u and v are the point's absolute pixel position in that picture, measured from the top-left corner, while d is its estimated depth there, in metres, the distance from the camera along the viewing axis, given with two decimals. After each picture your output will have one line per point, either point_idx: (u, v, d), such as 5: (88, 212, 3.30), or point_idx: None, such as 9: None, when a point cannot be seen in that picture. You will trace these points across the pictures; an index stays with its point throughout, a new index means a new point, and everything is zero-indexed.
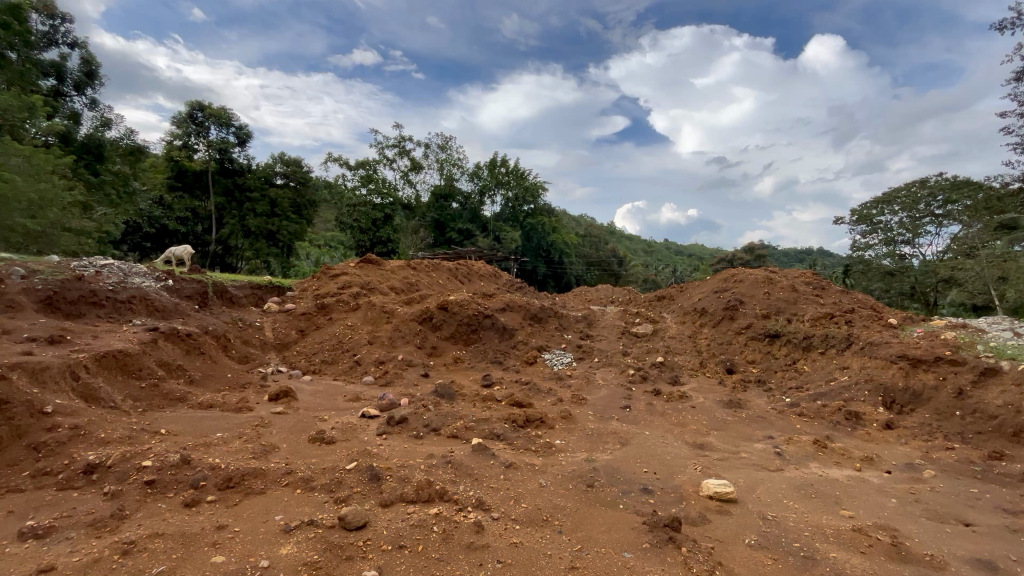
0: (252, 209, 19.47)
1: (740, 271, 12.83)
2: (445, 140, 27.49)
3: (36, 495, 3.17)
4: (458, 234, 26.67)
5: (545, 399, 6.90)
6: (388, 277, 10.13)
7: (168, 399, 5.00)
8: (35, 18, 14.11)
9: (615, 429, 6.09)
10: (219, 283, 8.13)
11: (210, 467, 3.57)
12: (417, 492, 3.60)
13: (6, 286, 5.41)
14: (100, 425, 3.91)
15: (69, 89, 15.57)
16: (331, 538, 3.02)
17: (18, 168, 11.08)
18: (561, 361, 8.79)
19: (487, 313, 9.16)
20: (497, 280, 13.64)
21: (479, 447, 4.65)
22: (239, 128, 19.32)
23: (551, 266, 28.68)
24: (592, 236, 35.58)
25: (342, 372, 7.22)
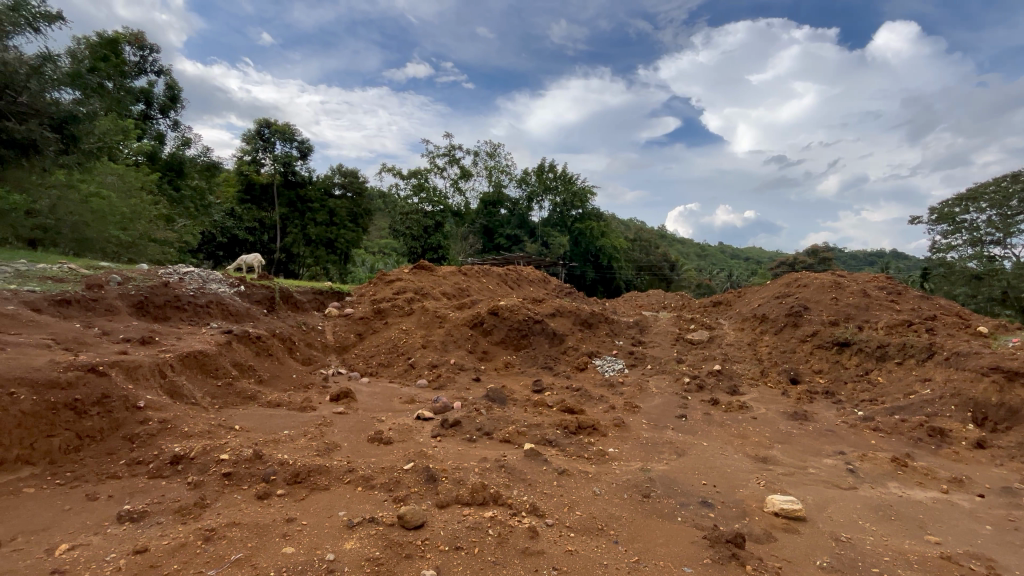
0: (313, 219, 20.64)
1: (804, 275, 12.13)
2: (493, 147, 27.87)
3: (131, 481, 3.49)
4: (506, 240, 26.96)
5: (596, 407, 6.80)
6: (440, 283, 10.37)
7: (241, 398, 5.36)
8: (128, 50, 15.67)
9: (671, 439, 5.90)
10: (285, 289, 8.65)
11: (280, 462, 3.78)
12: (472, 495, 3.65)
13: (105, 292, 5.98)
14: (184, 420, 4.24)
15: (156, 113, 17.18)
16: (391, 536, 3.11)
17: (113, 185, 12.33)
18: (613, 368, 8.63)
19: (537, 318, 9.14)
20: (547, 285, 13.63)
21: (531, 453, 4.64)
22: (301, 142, 20.51)
23: (600, 271, 28.31)
24: (642, 240, 34.81)
25: (397, 374, 7.45)
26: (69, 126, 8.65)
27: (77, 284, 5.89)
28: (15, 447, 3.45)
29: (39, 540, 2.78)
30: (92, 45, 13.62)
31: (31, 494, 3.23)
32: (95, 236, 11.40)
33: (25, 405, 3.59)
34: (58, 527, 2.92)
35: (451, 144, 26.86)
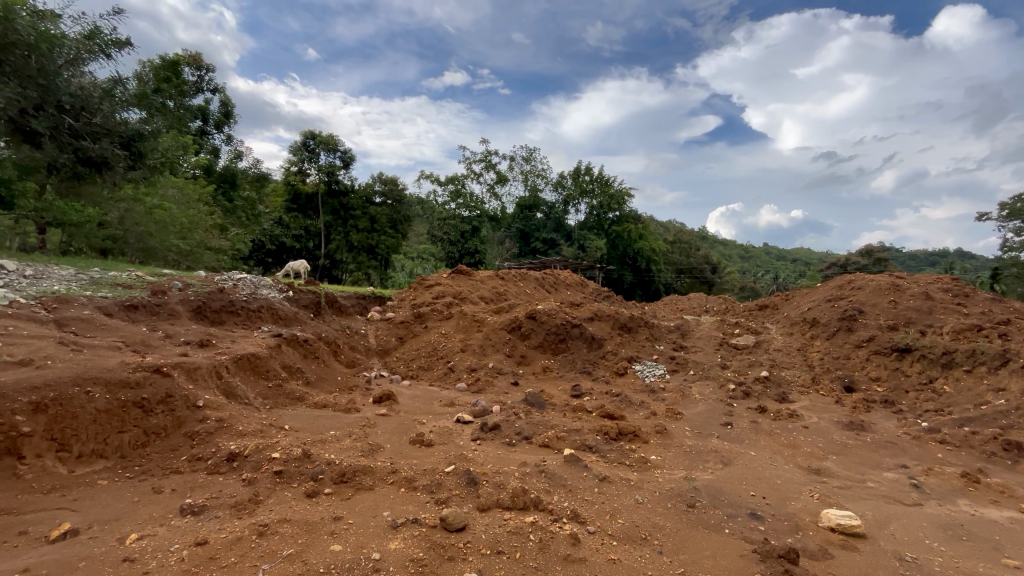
0: (355, 226, 21.32)
1: (859, 276, 11.48)
2: (529, 151, 27.92)
3: (192, 476, 3.70)
4: (543, 244, 26.93)
5: (637, 413, 6.66)
6: (478, 288, 10.47)
7: (290, 398, 5.58)
8: (187, 70, 16.73)
9: (716, 447, 5.70)
10: (330, 294, 8.98)
11: (327, 462, 3.91)
12: (513, 499, 3.65)
13: (168, 298, 6.37)
14: (239, 419, 4.45)
15: (211, 129, 18.22)
16: (434, 538, 3.15)
17: (174, 197, 13.15)
18: (654, 373, 8.43)
19: (575, 322, 9.06)
20: (585, 289, 13.51)
21: (572, 458, 4.59)
22: (344, 152, 21.26)
23: (638, 275, 27.81)
24: (682, 242, 33.90)
25: (437, 378, 7.57)
26: (136, 144, 9.26)
27: (144, 291, 6.32)
28: (90, 442, 3.72)
29: (112, 530, 2.98)
30: (155, 68, 14.61)
31: (105, 486, 3.48)
32: (158, 245, 12.21)
33: (99, 403, 3.86)
34: (128, 518, 3.13)
35: (488, 150, 27.11)
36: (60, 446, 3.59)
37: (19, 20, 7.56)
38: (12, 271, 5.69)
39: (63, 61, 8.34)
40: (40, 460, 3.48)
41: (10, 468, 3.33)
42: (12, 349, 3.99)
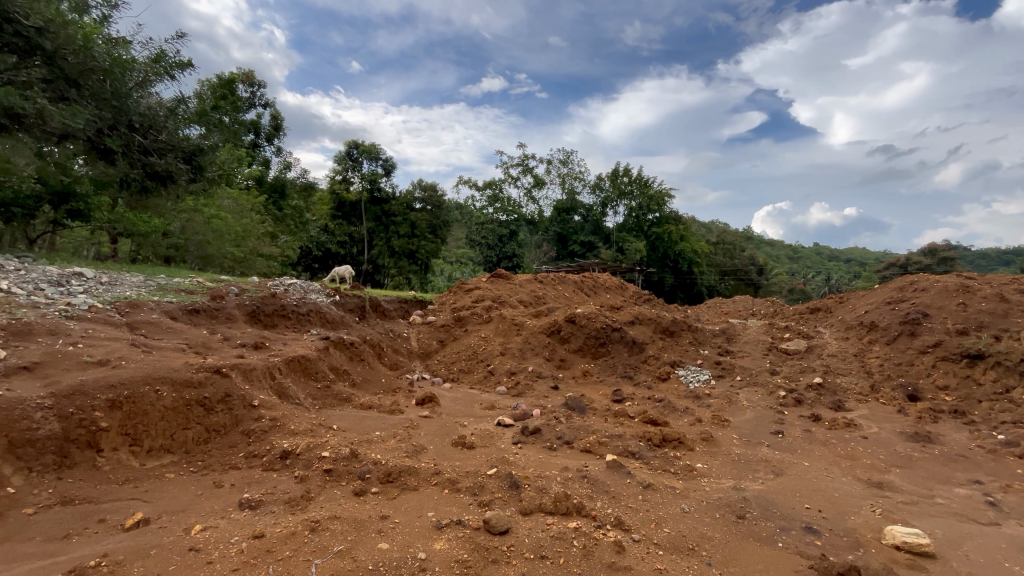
0: (396, 232, 21.92)
1: (922, 277, 10.75)
2: (566, 154, 27.83)
3: (249, 472, 3.90)
4: (581, 247, 26.71)
5: (681, 419, 6.48)
6: (517, 291, 10.51)
7: (337, 399, 5.78)
8: (242, 87, 17.73)
9: (767, 457, 5.47)
10: (374, 298, 9.26)
11: (373, 462, 4.01)
12: (555, 504, 3.64)
13: (226, 302, 6.74)
14: (291, 419, 4.64)
15: (263, 141, 19.19)
16: (478, 540, 3.18)
17: (230, 208, 13.93)
18: (698, 379, 8.18)
19: (616, 326, 8.92)
20: (624, 292, 13.31)
21: (615, 464, 4.52)
22: (386, 160, 21.91)
23: (679, 277, 27.11)
24: (726, 243, 32.74)
25: (477, 381, 7.64)
26: (197, 158, 9.87)
27: (204, 296, 6.70)
28: (159, 437, 3.98)
29: (179, 520, 3.18)
30: (213, 86, 15.53)
31: (172, 479, 3.72)
32: (215, 253, 12.97)
33: (166, 401, 4.11)
34: (192, 510, 3.33)
35: (525, 153, 27.22)
36: (133, 440, 3.85)
37: (97, 48, 8.20)
38: (90, 278, 6.17)
39: (135, 83, 8.97)
40: (117, 453, 3.75)
41: (90, 459, 3.61)
42: (92, 349, 4.33)
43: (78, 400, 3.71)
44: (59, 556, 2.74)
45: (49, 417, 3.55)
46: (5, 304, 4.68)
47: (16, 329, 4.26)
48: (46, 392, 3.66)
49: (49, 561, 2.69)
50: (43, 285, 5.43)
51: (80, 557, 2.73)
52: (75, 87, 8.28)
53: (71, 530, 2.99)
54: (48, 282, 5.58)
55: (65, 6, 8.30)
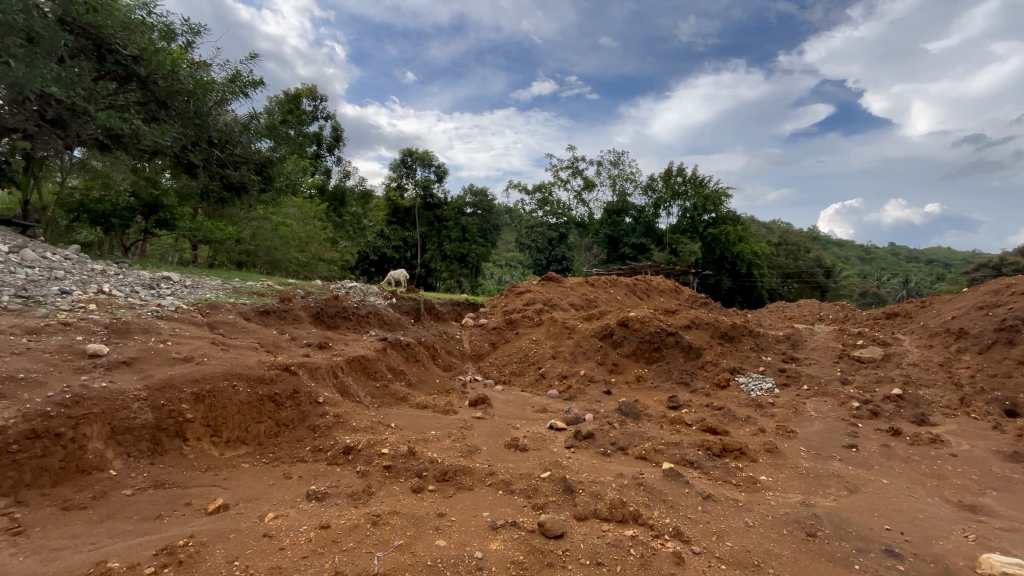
0: (448, 236, 22.46)
1: (1021, 279, 9.68)
2: (617, 156, 27.39)
3: (315, 465, 4.12)
4: (632, 249, 26.13)
5: (742, 428, 6.18)
6: (568, 294, 10.46)
7: (394, 398, 5.98)
8: (306, 102, 18.83)
9: (839, 472, 5.11)
10: (429, 301, 9.52)
11: (430, 460, 4.10)
12: (611, 511, 3.58)
13: (293, 304, 7.15)
14: (353, 416, 4.84)
15: (325, 152, 20.25)
16: (533, 542, 3.18)
17: (295, 215, 14.81)
18: (761, 388, 7.76)
19: (671, 330, 8.65)
20: (679, 295, 12.90)
21: (672, 473, 4.38)
22: (438, 166, 22.53)
23: (737, 279, 25.95)
24: (790, 244, 30.96)
25: (529, 384, 7.65)
26: (267, 169, 10.58)
27: (274, 298, 7.13)
28: (236, 429, 4.28)
29: (254, 508, 3.40)
30: (280, 102, 16.57)
31: (247, 469, 3.99)
32: (282, 258, 13.81)
33: (241, 396, 4.41)
34: (266, 499, 3.55)
35: (575, 156, 27.06)
36: (213, 431, 4.16)
37: (182, 71, 8.90)
38: (177, 282, 6.75)
39: (213, 103, 9.65)
40: (200, 443, 4.06)
41: (177, 448, 3.93)
42: (179, 347, 4.73)
43: (168, 392, 4.04)
44: (153, 535, 3.00)
45: (144, 407, 3.88)
46: (108, 304, 5.22)
47: (117, 327, 4.73)
48: (141, 385, 4.01)
49: (145, 539, 2.96)
50: (138, 288, 6.00)
51: (170, 537, 2.97)
52: (164, 108, 9.09)
53: (162, 512, 3.26)
54: (143, 285, 6.17)
55: (156, 35, 9.08)
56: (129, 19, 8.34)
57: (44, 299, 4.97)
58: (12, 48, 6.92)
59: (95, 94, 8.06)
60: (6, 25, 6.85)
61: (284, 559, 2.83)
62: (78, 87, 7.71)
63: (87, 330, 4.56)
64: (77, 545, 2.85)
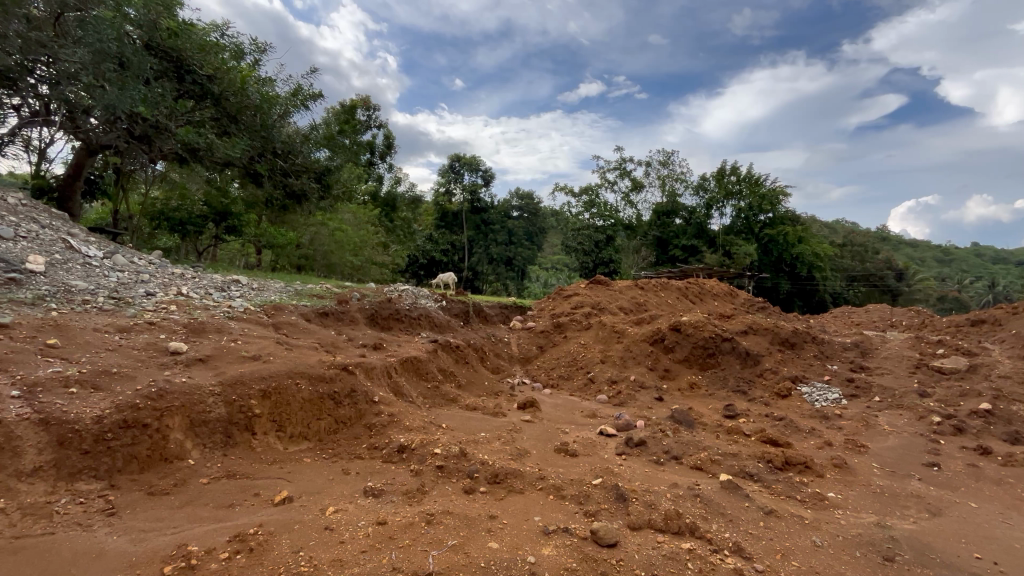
0: (495, 239, 22.71)
1: None
2: (666, 156, 26.69)
3: (371, 462, 4.26)
4: (682, 251, 25.34)
5: (806, 441, 5.83)
6: (617, 298, 10.28)
7: (445, 399, 6.09)
8: (360, 112, 19.64)
9: (919, 492, 4.71)
10: (477, 303, 9.66)
11: (481, 462, 4.14)
12: (666, 522, 3.48)
13: (350, 305, 7.44)
14: (406, 416, 4.97)
15: (377, 160, 21.01)
16: (586, 550, 3.14)
17: (350, 221, 15.46)
18: (826, 398, 7.28)
19: (726, 336, 8.30)
20: (734, 299, 12.38)
21: (730, 485, 4.19)
22: (485, 171, 22.86)
23: (796, 283, 24.65)
24: (855, 245, 29.02)
25: (578, 389, 7.56)
26: (325, 177, 11.07)
27: (332, 300, 7.45)
28: (298, 425, 4.50)
29: (316, 501, 3.56)
30: (337, 113, 17.36)
31: (308, 463, 4.19)
32: (338, 261, 14.44)
33: (304, 393, 4.63)
34: (327, 492, 3.71)
35: (622, 157, 26.60)
36: (278, 427, 4.39)
37: (250, 88, 9.49)
38: (245, 285, 7.20)
39: (278, 116, 10.13)
40: (266, 437, 4.29)
41: (247, 441, 4.17)
42: (248, 346, 5.05)
43: (239, 388, 4.31)
44: (226, 522, 3.20)
45: (218, 402, 4.15)
46: (187, 306, 5.64)
47: (194, 326, 5.09)
48: (216, 381, 4.29)
49: (219, 525, 3.16)
50: (212, 290, 6.45)
51: (241, 525, 3.16)
52: (234, 123, 9.75)
53: (234, 501, 3.48)
54: (216, 287, 6.63)
55: (228, 55, 9.68)
56: (205, 41, 9.00)
57: (132, 301, 5.43)
58: (106, 72, 7.63)
59: (176, 112, 8.76)
60: (101, 52, 7.56)
61: (344, 553, 2.94)
62: (161, 106, 8.39)
63: (169, 329, 4.94)
64: (162, 527, 3.09)
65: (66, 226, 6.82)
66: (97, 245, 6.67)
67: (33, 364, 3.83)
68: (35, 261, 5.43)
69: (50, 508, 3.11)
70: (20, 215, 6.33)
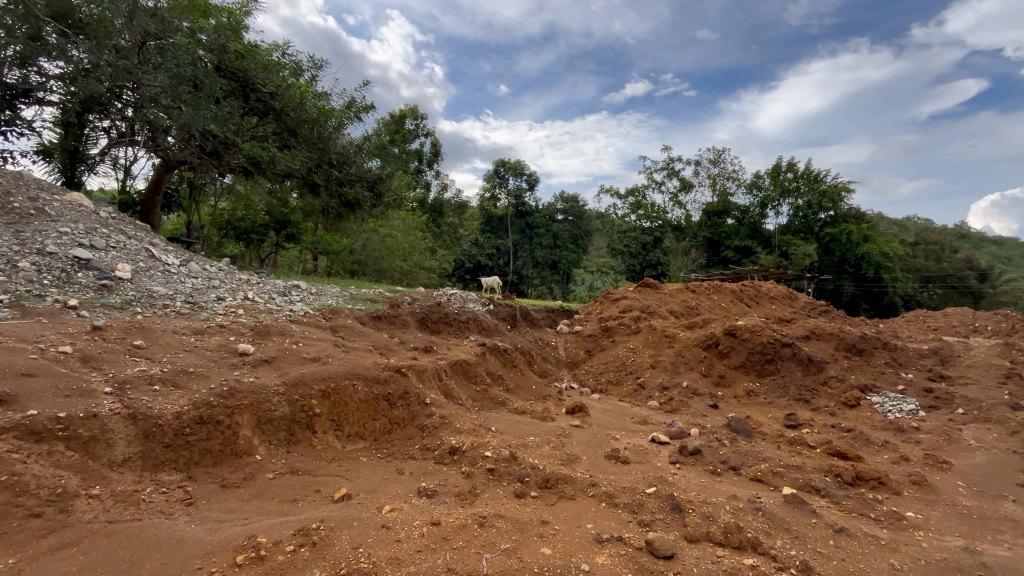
0: (539, 243, 22.76)
1: None
2: (717, 154, 25.77)
3: (424, 463, 4.35)
4: (735, 252, 24.34)
5: (880, 455, 5.42)
6: (667, 301, 10.00)
7: (494, 402, 6.13)
8: (409, 121, 20.27)
9: (1014, 515, 4.26)
10: (524, 307, 9.69)
11: (532, 466, 4.13)
12: (726, 535, 3.34)
13: (401, 309, 7.65)
14: (457, 418, 5.04)
15: (425, 167, 21.58)
16: (641, 561, 3.06)
17: (400, 227, 15.95)
18: (900, 409, 6.74)
19: (786, 341, 7.88)
20: (793, 302, 11.75)
21: (795, 500, 3.96)
22: (530, 175, 22.97)
23: (862, 285, 23.10)
24: (930, 244, 26.83)
25: (627, 394, 7.40)
26: (377, 185, 11.44)
27: (385, 304, 7.69)
28: (355, 425, 4.67)
29: (373, 499, 3.67)
30: (387, 123, 18.02)
31: (364, 462, 4.33)
32: (388, 266, 14.92)
33: (361, 394, 4.80)
34: (383, 491, 3.82)
35: (670, 157, 25.94)
36: (337, 426, 4.57)
37: (308, 102, 9.98)
38: (304, 289, 7.57)
39: (333, 128, 10.58)
40: (326, 435, 4.48)
41: (308, 438, 4.37)
42: (309, 348, 5.29)
43: (301, 388, 4.53)
44: (291, 516, 3.37)
45: (282, 401, 4.37)
46: (252, 310, 5.99)
47: (260, 329, 5.40)
48: (280, 381, 4.51)
49: (285, 518, 3.33)
50: (275, 295, 6.83)
51: (305, 520, 3.30)
52: (294, 136, 10.30)
53: (298, 496, 3.65)
54: (279, 292, 7.01)
55: (288, 72, 10.25)
56: (268, 61, 9.59)
57: (205, 305, 5.85)
58: (182, 94, 8.27)
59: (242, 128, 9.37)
60: (178, 76, 8.19)
61: (401, 551, 3.00)
62: (229, 123, 9.00)
63: (238, 331, 5.27)
64: (234, 519, 3.29)
65: (149, 237, 7.43)
66: (174, 254, 7.23)
67: (122, 363, 4.18)
68: (122, 269, 5.93)
69: (137, 496, 3.38)
70: (110, 227, 6.97)
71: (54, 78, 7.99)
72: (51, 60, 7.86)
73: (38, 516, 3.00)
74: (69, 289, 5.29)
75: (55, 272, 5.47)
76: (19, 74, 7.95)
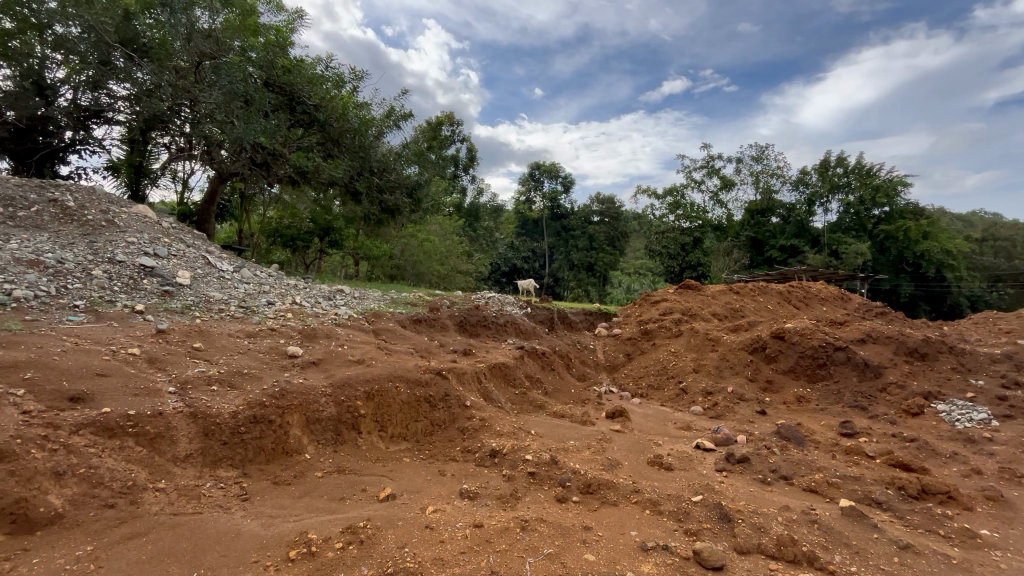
0: (575, 246, 22.67)
1: None
2: (760, 150, 24.88)
3: (465, 465, 4.40)
4: (780, 252, 23.40)
5: (948, 467, 5.05)
6: (710, 303, 9.71)
7: (533, 406, 6.12)
8: (446, 127, 20.61)
9: None
10: (562, 310, 9.63)
11: (573, 470, 4.09)
12: (779, 548, 3.20)
13: (440, 313, 7.76)
14: (496, 421, 5.07)
15: (461, 172, 21.92)
16: (688, 571, 2.98)
17: (437, 231, 16.24)
18: (970, 418, 6.27)
19: (839, 345, 7.49)
20: (846, 304, 11.16)
21: (854, 513, 3.74)
22: (565, 177, 22.89)
23: (921, 284, 21.72)
24: (998, 240, 24.93)
25: (669, 399, 7.21)
26: (416, 191, 11.65)
27: (425, 307, 7.82)
28: (398, 426, 4.78)
29: (416, 499, 3.73)
30: (424, 130, 18.39)
31: (407, 462, 4.42)
32: (426, 270, 15.21)
33: (403, 396, 4.90)
34: (426, 492, 3.88)
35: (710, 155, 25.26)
36: (381, 427, 4.68)
37: (350, 113, 10.30)
38: (348, 294, 7.82)
39: (373, 136, 10.88)
40: (370, 436, 4.60)
41: (354, 439, 4.50)
42: (353, 350, 5.45)
43: (347, 390, 4.66)
44: (339, 514, 3.47)
45: (329, 402, 4.51)
46: (300, 313, 6.23)
47: (307, 332, 5.60)
48: (327, 383, 4.66)
49: (333, 516, 3.43)
50: (321, 299, 7.09)
51: (352, 518, 3.39)
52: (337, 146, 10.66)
53: (345, 494, 3.76)
54: (324, 296, 7.27)
55: (331, 84, 10.62)
56: (312, 74, 9.99)
57: (257, 309, 6.13)
58: (235, 109, 8.74)
59: (289, 140, 9.78)
60: (231, 92, 8.66)
61: (445, 552, 3.04)
62: (277, 135, 9.43)
63: (287, 334, 5.49)
64: (286, 514, 3.42)
65: (205, 245, 7.88)
66: (228, 261, 7.63)
67: (183, 364, 4.43)
68: (183, 276, 6.31)
69: (198, 490, 3.57)
70: (171, 236, 7.43)
71: (122, 99, 8.64)
72: (119, 83, 8.52)
73: (111, 507, 3.21)
74: (136, 295, 5.67)
75: (124, 279, 5.88)
76: (91, 97, 8.71)
